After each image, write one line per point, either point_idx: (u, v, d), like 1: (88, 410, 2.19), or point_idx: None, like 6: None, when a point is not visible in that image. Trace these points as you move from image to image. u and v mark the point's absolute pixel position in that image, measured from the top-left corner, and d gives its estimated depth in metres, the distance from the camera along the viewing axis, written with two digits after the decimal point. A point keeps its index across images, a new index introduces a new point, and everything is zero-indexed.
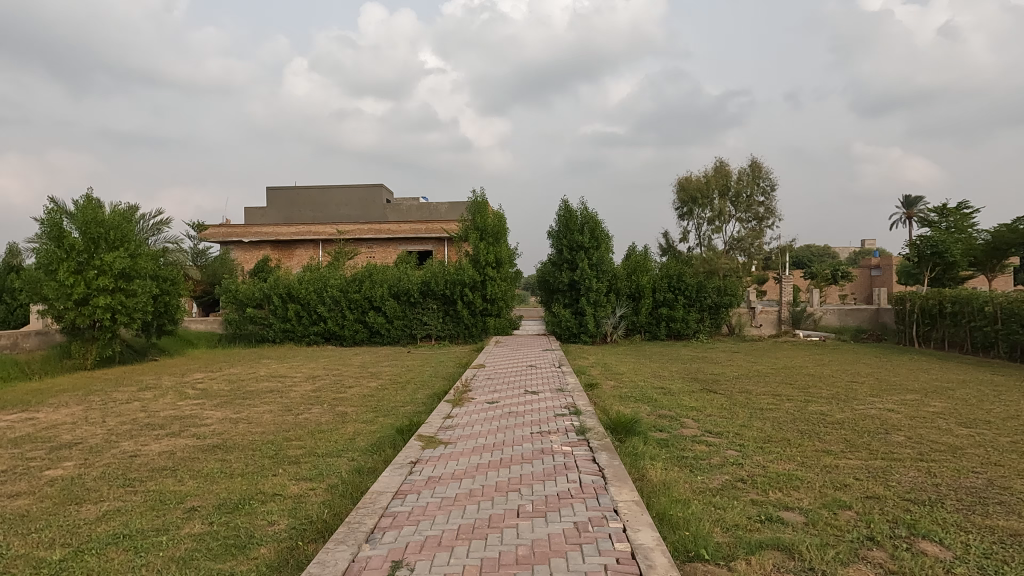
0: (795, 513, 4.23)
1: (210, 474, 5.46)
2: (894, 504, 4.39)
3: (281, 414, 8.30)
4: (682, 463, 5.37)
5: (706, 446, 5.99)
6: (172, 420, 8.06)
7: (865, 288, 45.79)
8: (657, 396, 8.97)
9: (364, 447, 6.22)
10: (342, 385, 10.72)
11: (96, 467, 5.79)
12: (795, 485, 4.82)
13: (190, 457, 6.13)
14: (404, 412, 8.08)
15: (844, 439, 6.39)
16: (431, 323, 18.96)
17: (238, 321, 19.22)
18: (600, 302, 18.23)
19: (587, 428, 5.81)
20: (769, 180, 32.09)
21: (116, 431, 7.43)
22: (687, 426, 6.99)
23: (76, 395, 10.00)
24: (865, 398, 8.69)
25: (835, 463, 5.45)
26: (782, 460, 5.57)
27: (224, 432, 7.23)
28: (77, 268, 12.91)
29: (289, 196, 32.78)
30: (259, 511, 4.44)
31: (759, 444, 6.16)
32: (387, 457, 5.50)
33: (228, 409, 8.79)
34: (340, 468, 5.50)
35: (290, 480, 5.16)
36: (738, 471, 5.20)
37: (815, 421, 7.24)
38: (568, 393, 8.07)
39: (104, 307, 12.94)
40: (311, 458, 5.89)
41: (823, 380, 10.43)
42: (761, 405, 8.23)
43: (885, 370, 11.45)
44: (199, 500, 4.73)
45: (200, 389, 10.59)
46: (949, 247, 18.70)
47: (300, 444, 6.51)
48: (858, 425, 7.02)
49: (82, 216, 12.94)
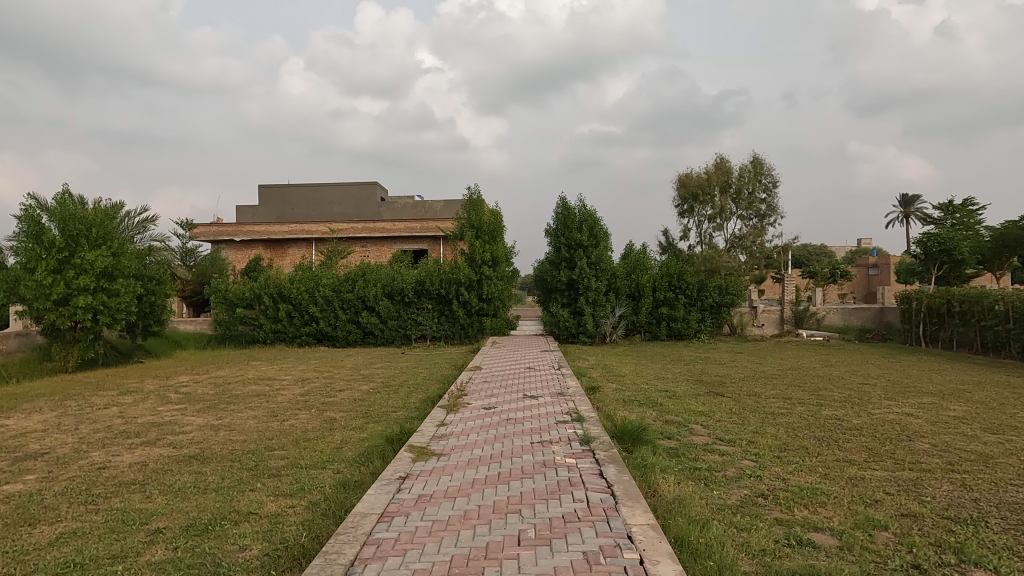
0: (826, 535, 3.81)
1: (182, 489, 5.01)
2: (934, 524, 3.99)
3: (265, 420, 7.83)
4: (695, 475, 4.95)
5: (720, 456, 5.58)
6: (150, 427, 7.58)
7: (864, 287, 45.50)
8: (661, 400, 8.54)
9: (351, 458, 5.79)
10: (332, 389, 10.28)
11: (60, 481, 5.34)
12: (821, 501, 4.40)
13: (163, 468, 5.68)
14: (396, 417, 7.64)
15: (866, 447, 5.97)
16: (426, 324, 18.50)
17: (227, 322, 18.73)
18: (599, 301, 17.80)
19: (592, 437, 5.37)
20: (771, 177, 31.70)
21: (88, 439, 6.96)
22: (696, 433, 6.56)
23: (52, 400, 9.52)
24: (880, 402, 8.28)
25: (861, 475, 5.05)
26: (803, 471, 5.15)
27: (203, 440, 6.78)
28: (56, 267, 12.35)
29: (282, 194, 32.23)
30: (231, 534, 4.00)
31: (776, 453, 5.74)
32: (375, 470, 5.09)
33: (211, 414, 8.34)
34: (324, 482, 5.05)
35: (268, 497, 4.71)
36: (757, 485, 4.77)
37: (832, 427, 6.83)
38: (569, 397, 7.64)
39: (85, 307, 12.42)
40: (292, 470, 5.44)
41: (833, 382, 10.02)
42: (772, 410, 7.83)
43: (894, 371, 11.07)
44: (166, 521, 4.28)
45: (183, 393, 10.13)
46: (957, 245, 18.20)
47: (283, 454, 6.07)
48: (878, 431, 6.62)
49: (63, 212, 12.45)
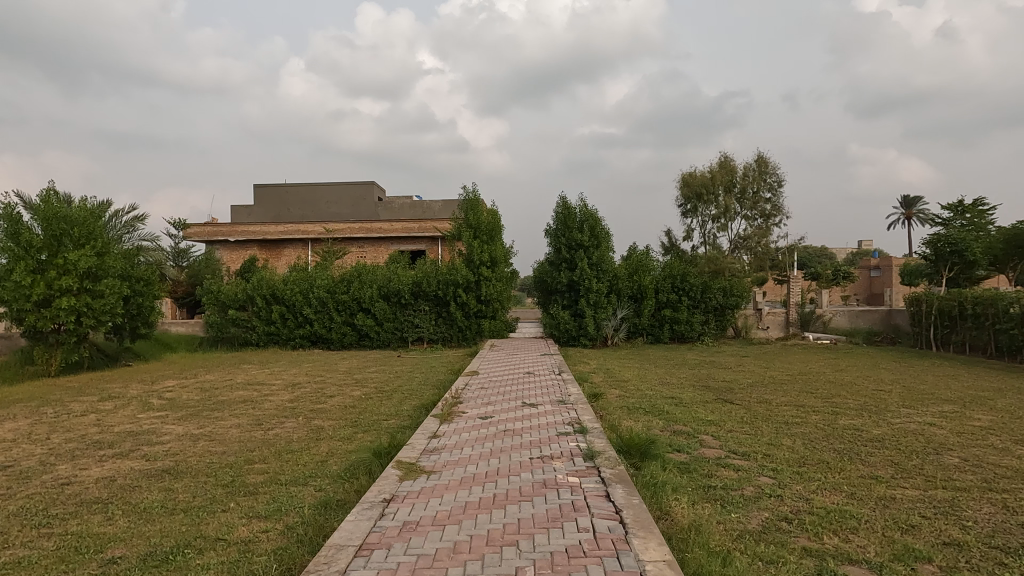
0: (863, 569, 3.39)
1: (148, 510, 4.56)
2: (983, 555, 3.57)
3: (249, 428, 7.39)
4: (709, 495, 4.53)
5: (735, 472, 5.15)
6: (125, 437, 7.13)
7: (866, 289, 45.16)
8: (668, 407, 8.09)
9: (336, 473, 5.35)
10: (323, 394, 9.85)
11: (17, 500, 4.89)
12: (851, 526, 3.98)
13: (133, 484, 5.25)
14: (387, 427, 7.23)
15: (891, 461, 5.54)
16: (423, 327, 18.09)
17: (219, 324, 18.26)
18: (600, 303, 17.35)
19: (596, 452, 4.93)
20: (776, 176, 31.32)
21: (57, 451, 6.51)
22: (707, 445, 6.12)
23: (27, 407, 9.06)
24: (898, 410, 7.83)
25: (891, 495, 4.61)
26: (827, 490, 4.72)
27: (181, 452, 6.35)
28: (36, 267, 11.93)
29: (278, 194, 31.82)
30: (192, 565, 3.56)
31: (794, 468, 5.31)
32: (360, 487, 4.68)
33: (192, 422, 7.89)
34: (304, 502, 4.61)
35: (241, 520, 4.28)
36: (779, 507, 4.33)
37: (851, 438, 6.41)
38: (571, 405, 7.20)
39: (67, 309, 11.96)
40: (271, 488, 5.00)
41: (845, 388, 9.62)
42: (785, 419, 7.39)
43: (908, 376, 10.64)
44: (124, 549, 3.85)
45: (166, 399, 9.67)
46: (969, 246, 17.74)
47: (263, 468, 5.64)
48: (902, 443, 6.19)
49: (43, 210, 12.03)
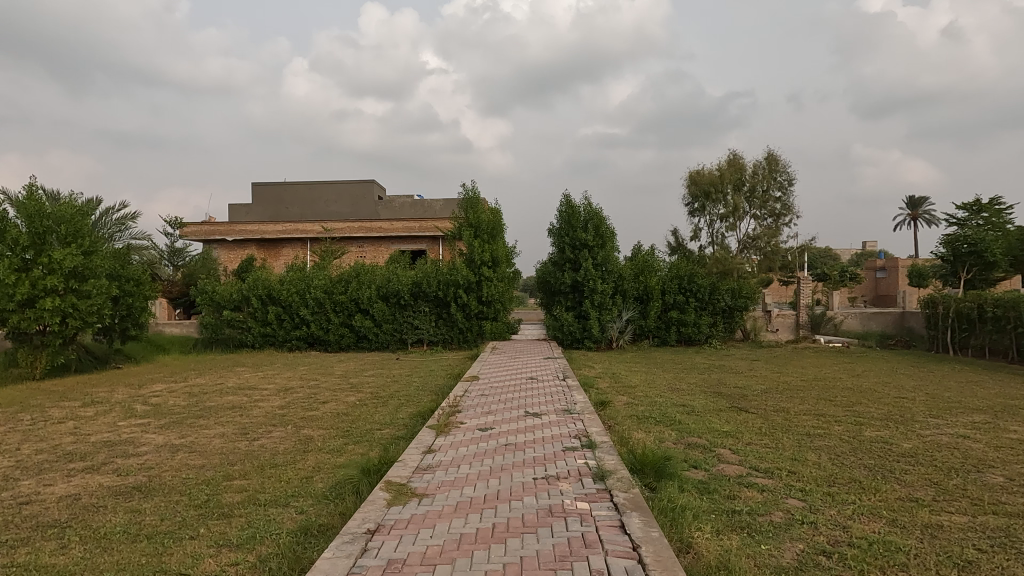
0: None
1: (108, 536, 4.10)
2: None
3: (232, 439, 6.92)
4: (734, 522, 4.04)
5: (759, 493, 4.66)
6: (100, 448, 6.66)
7: (873, 291, 44.51)
8: (679, 417, 7.58)
9: (321, 492, 4.87)
10: (315, 401, 9.36)
11: None
12: (900, 562, 3.48)
13: (98, 504, 4.78)
14: (380, 437, 6.76)
15: (930, 481, 5.04)
16: (423, 328, 17.61)
17: (213, 325, 17.76)
18: (606, 304, 16.83)
19: (606, 472, 4.44)
20: (786, 175, 30.79)
21: (24, 464, 6.05)
22: (725, 460, 5.63)
23: (3, 413, 8.59)
24: (926, 420, 7.33)
25: (938, 522, 4.12)
26: (865, 516, 4.22)
27: (156, 465, 5.89)
28: (21, 265, 11.48)
29: (277, 193, 31.39)
30: None
31: (824, 488, 4.82)
32: (345, 510, 4.20)
33: (174, 431, 7.43)
34: (281, 528, 4.13)
35: (210, 550, 3.81)
36: (814, 537, 3.84)
37: (882, 453, 5.91)
38: (577, 416, 6.69)
39: (52, 310, 11.50)
40: (247, 510, 4.52)
41: (867, 395, 9.11)
42: (807, 430, 6.90)
43: (931, 383, 10.13)
44: None
45: (150, 405, 9.20)
46: (988, 246, 17.24)
47: (243, 485, 5.17)
48: (937, 459, 5.69)
49: (27, 206, 11.59)
